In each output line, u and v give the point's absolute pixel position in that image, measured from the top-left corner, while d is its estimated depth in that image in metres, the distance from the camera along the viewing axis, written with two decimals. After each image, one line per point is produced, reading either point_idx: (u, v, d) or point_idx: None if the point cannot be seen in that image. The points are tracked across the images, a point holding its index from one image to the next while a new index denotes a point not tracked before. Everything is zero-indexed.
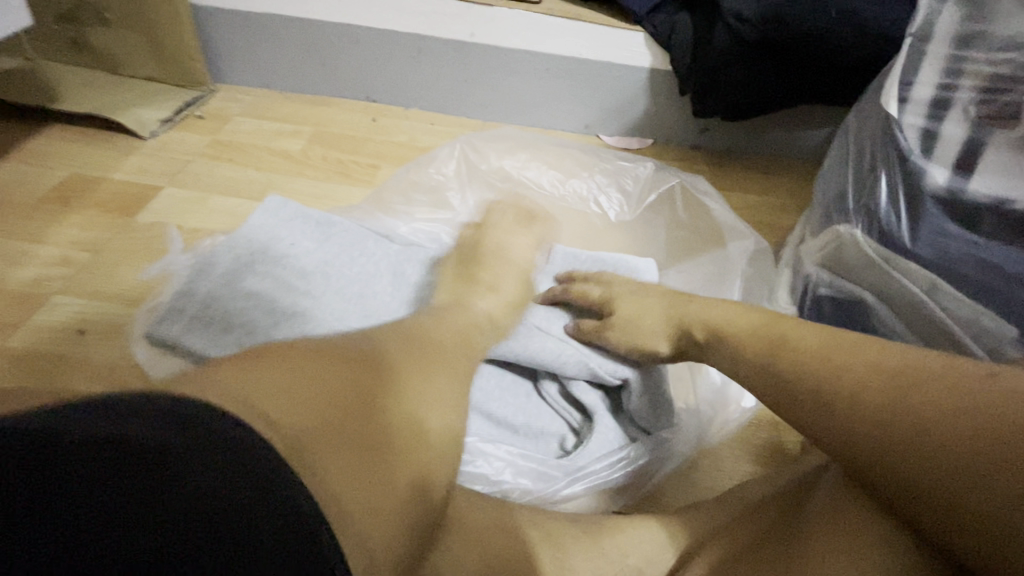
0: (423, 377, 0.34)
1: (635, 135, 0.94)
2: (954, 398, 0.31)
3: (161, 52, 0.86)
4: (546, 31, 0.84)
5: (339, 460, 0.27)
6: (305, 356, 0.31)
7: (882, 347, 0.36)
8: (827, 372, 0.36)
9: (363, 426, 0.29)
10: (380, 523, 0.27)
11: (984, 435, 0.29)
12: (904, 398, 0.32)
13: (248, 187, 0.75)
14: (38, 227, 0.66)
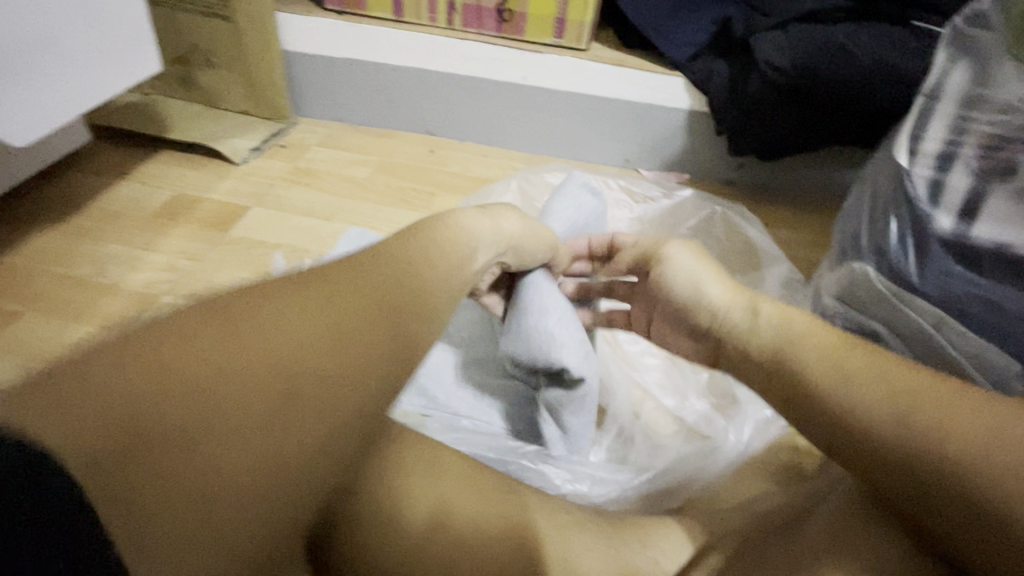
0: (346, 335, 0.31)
1: (672, 170, 1.00)
2: (935, 422, 0.32)
3: (254, 90, 0.99)
4: (591, 77, 0.92)
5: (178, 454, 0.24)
6: (204, 359, 0.26)
7: (872, 358, 0.37)
8: (813, 378, 0.38)
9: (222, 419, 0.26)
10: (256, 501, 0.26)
11: (943, 461, 0.31)
12: (889, 414, 0.34)
13: (323, 210, 0.86)
14: (152, 238, 0.78)
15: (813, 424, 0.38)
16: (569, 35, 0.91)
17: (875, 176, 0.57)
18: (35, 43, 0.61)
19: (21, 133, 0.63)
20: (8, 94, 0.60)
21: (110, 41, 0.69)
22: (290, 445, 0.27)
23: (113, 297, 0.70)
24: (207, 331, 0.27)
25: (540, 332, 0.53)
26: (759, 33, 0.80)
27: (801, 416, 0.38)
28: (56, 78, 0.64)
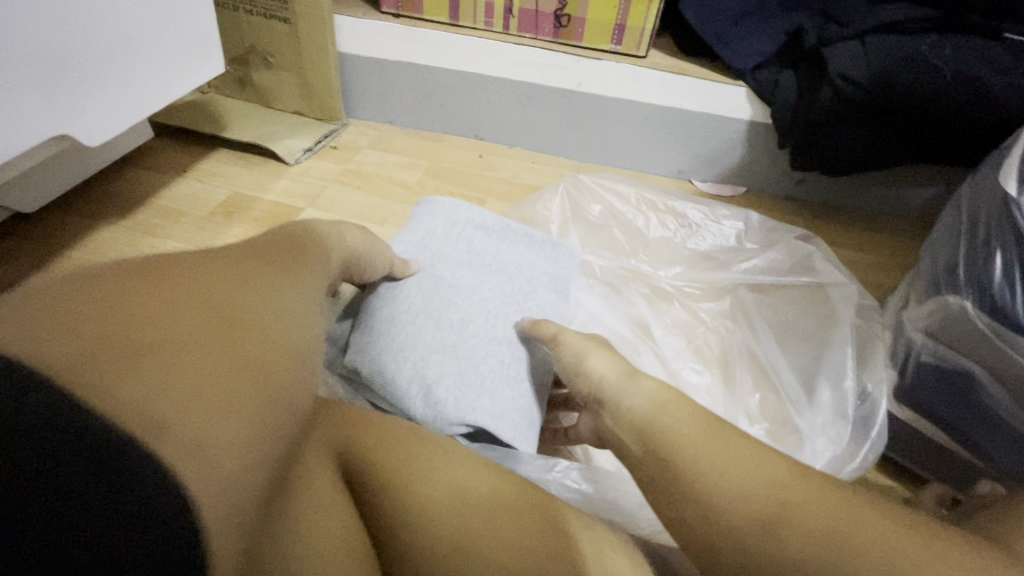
0: (289, 288, 0.32)
1: (728, 183, 0.97)
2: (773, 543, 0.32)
3: (309, 91, 1.00)
4: (649, 84, 0.90)
5: (175, 379, 0.23)
6: (142, 283, 0.25)
7: (754, 460, 0.35)
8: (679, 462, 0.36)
9: (228, 354, 0.25)
10: (259, 440, 0.25)
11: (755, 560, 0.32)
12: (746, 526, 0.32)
13: (374, 213, 0.86)
14: (210, 236, 0.79)
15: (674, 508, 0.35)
16: (628, 42, 0.88)
17: (941, 228, 0.58)
18: (110, 40, 0.60)
19: (94, 131, 0.62)
20: (83, 92, 0.60)
21: (178, 36, 0.69)
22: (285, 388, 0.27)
23: None
24: (159, 270, 0.27)
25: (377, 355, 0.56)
26: (833, 44, 0.76)
27: (674, 514, 0.35)
28: (127, 75, 0.64)
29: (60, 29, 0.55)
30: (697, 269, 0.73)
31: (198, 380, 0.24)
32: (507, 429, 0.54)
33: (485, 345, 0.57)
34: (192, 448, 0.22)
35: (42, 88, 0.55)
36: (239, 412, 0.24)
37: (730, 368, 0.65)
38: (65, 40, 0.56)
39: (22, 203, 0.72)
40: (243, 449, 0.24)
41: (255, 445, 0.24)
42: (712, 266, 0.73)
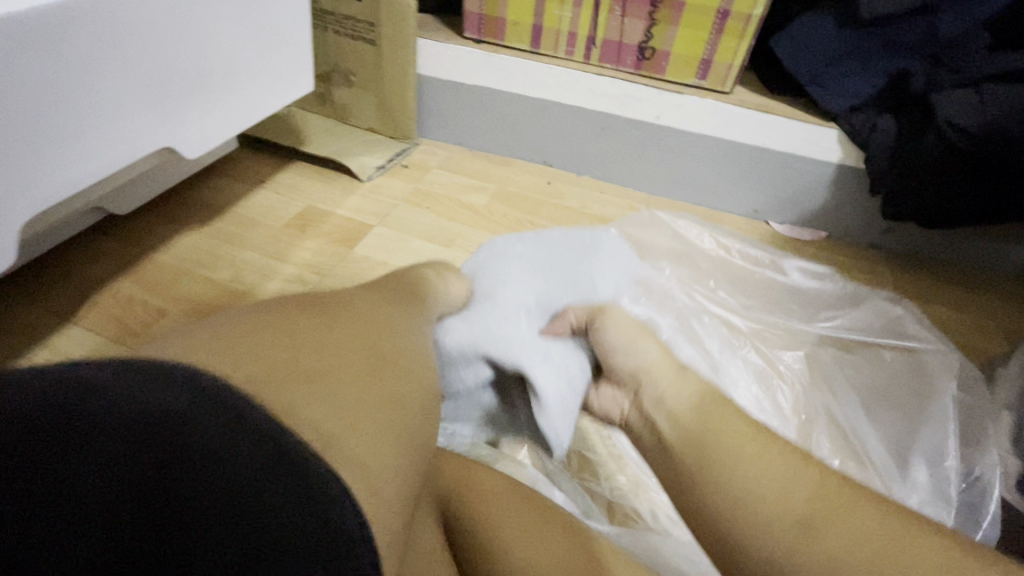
0: (400, 327, 0.38)
1: (808, 227, 0.93)
2: (784, 541, 0.34)
3: (385, 111, 1.02)
4: (733, 120, 0.86)
5: (331, 396, 0.29)
6: (300, 328, 0.32)
7: (776, 464, 0.37)
8: (694, 463, 0.39)
9: (368, 380, 0.31)
10: (392, 452, 0.29)
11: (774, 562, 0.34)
12: (755, 530, 0.35)
13: (441, 235, 0.86)
14: (284, 248, 0.81)
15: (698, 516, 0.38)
16: (713, 78, 0.86)
17: None
18: (213, 50, 0.62)
19: (185, 137, 0.64)
20: (183, 101, 0.61)
21: (274, 50, 0.71)
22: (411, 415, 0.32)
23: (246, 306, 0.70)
24: (306, 314, 0.34)
25: None
26: (942, 90, 0.71)
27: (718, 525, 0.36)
28: (224, 86, 0.66)
29: (170, 37, 0.57)
30: (779, 305, 0.69)
31: (349, 409, 0.29)
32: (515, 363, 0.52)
33: (502, 309, 0.56)
34: (359, 472, 0.26)
35: (151, 101, 0.58)
36: (381, 439, 0.29)
37: (811, 427, 0.60)
38: (173, 48, 0.57)
39: (118, 205, 0.75)
40: (390, 474, 0.28)
41: (392, 466, 0.28)
42: (795, 308, 0.69)
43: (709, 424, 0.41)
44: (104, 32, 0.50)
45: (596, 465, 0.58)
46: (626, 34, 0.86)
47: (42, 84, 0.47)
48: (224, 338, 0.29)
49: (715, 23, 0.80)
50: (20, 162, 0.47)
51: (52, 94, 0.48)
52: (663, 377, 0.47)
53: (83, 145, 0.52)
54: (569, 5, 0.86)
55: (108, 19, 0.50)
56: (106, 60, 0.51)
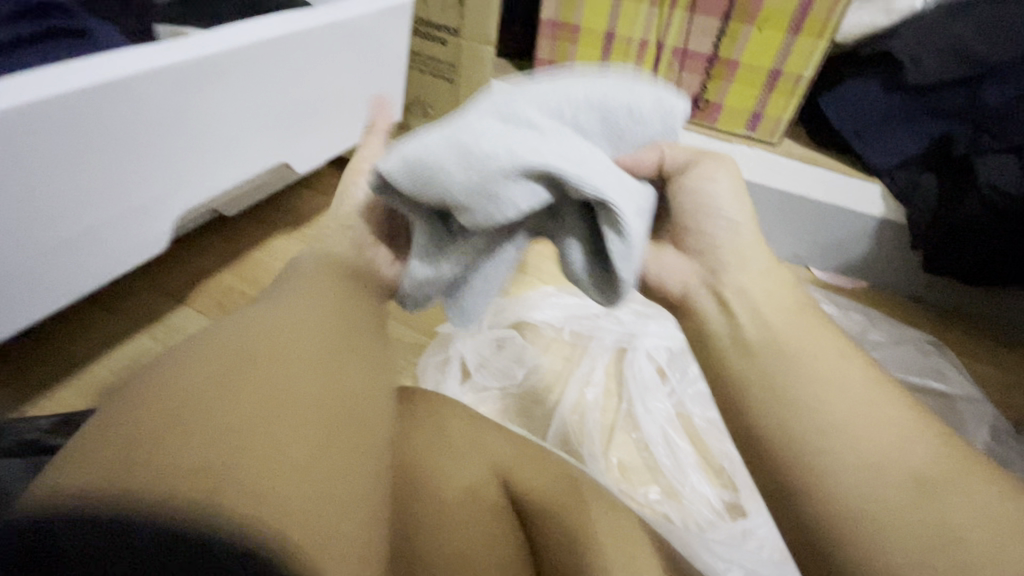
0: (312, 328, 0.39)
1: (849, 276, 0.96)
2: (878, 501, 0.33)
3: None
4: (779, 170, 0.92)
5: (226, 443, 0.31)
6: (186, 377, 0.33)
7: (883, 423, 0.36)
8: (781, 406, 0.38)
9: (277, 411, 0.33)
10: (315, 478, 0.32)
11: (858, 521, 0.33)
12: (841, 488, 0.34)
13: None
14: None
15: (771, 466, 0.37)
16: (763, 130, 0.93)
17: None
18: (321, 81, 0.72)
19: (291, 152, 0.74)
20: (297, 128, 0.73)
21: (372, 82, 0.80)
22: (330, 430, 0.35)
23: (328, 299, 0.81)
24: (196, 359, 0.35)
25: (408, 155, 0.39)
26: (985, 154, 0.74)
27: (791, 516, 0.36)
28: (330, 117, 0.77)
29: (289, 73, 0.67)
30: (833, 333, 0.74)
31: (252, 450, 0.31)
32: (600, 186, 0.37)
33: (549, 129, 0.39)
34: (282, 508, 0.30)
35: (273, 129, 0.69)
36: (309, 478, 0.32)
37: None
38: (290, 82, 0.67)
39: (229, 207, 0.86)
40: (322, 503, 0.32)
41: (320, 486, 0.32)
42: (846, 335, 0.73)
43: (814, 362, 0.39)
44: (237, 71, 0.60)
45: (633, 473, 0.63)
46: (682, 86, 0.94)
47: (185, 114, 0.58)
48: (136, 407, 0.31)
49: (766, 81, 0.87)
50: (160, 174, 0.59)
51: (191, 122, 0.59)
52: (766, 296, 0.43)
53: (208, 159, 0.64)
54: (631, 58, 0.94)
55: (241, 61, 0.60)
56: (236, 93, 0.62)
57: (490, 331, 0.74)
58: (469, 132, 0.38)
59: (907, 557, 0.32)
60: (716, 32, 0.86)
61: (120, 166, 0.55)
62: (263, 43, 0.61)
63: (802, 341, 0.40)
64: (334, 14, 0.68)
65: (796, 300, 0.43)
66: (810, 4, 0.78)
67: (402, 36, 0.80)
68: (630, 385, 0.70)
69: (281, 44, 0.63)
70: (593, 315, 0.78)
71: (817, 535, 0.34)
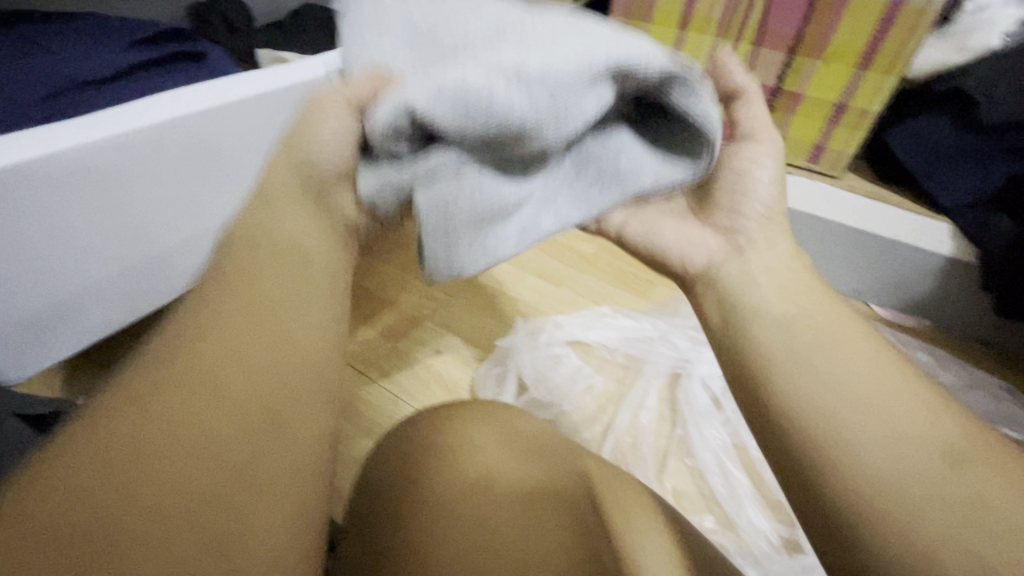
0: (244, 304, 0.34)
1: (911, 314, 0.94)
2: (904, 491, 0.31)
3: None
4: (840, 203, 0.91)
5: (147, 501, 0.27)
6: (97, 444, 0.28)
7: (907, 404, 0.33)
8: (792, 384, 0.36)
9: (213, 448, 0.30)
10: (258, 499, 0.30)
11: (882, 517, 0.30)
12: (866, 478, 0.32)
13: (553, 275, 0.94)
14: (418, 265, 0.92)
15: (795, 456, 0.34)
16: (825, 163, 0.92)
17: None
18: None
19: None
20: None
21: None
22: (279, 442, 0.31)
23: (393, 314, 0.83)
24: (110, 416, 0.29)
25: (435, 80, 0.35)
26: None
27: (812, 501, 0.33)
28: None
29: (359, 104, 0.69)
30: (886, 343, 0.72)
31: (187, 495, 0.28)
32: (664, 56, 0.36)
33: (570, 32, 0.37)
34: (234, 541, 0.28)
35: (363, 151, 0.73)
36: (252, 494, 0.30)
37: None
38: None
39: None
40: (280, 516, 0.30)
41: (276, 506, 0.30)
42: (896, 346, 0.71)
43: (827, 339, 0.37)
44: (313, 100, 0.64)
45: (686, 500, 0.64)
46: None
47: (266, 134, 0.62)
48: (36, 501, 0.26)
49: (830, 115, 0.87)
50: (210, 190, 0.62)
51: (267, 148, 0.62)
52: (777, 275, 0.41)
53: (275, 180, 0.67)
54: None
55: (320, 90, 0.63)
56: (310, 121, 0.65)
57: (549, 347, 0.76)
58: (503, 52, 0.36)
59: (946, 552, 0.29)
60: (781, 65, 0.87)
61: (183, 181, 0.59)
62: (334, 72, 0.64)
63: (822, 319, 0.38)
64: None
65: (810, 278, 0.41)
66: (881, 40, 0.78)
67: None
68: (684, 412, 0.71)
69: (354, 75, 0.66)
70: (648, 339, 0.79)
71: (839, 525, 0.32)
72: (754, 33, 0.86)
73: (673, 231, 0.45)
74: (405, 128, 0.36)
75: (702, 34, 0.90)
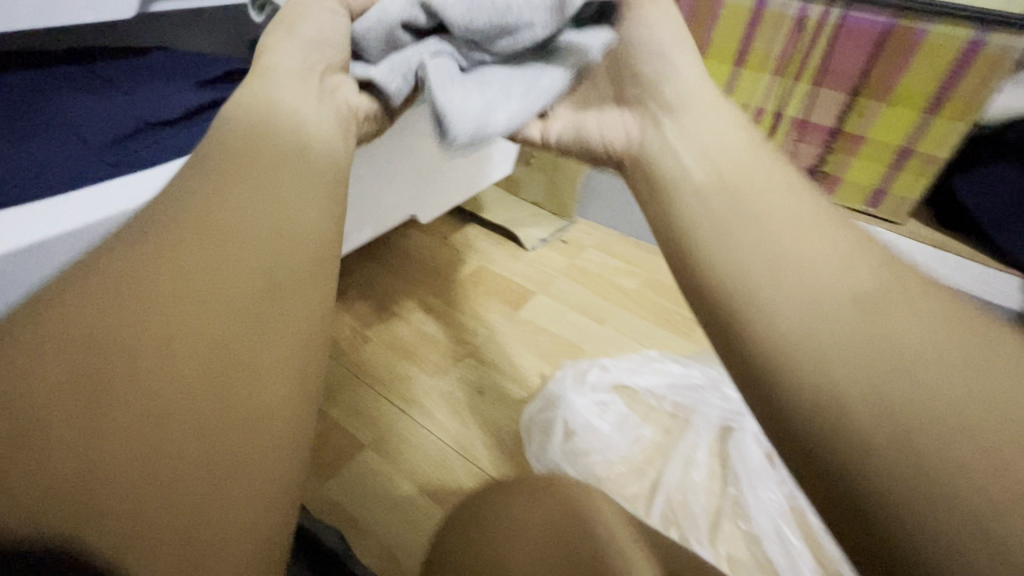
0: (219, 236, 0.29)
1: None
2: (951, 443, 0.21)
3: (553, 189, 1.11)
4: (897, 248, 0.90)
5: (106, 473, 0.21)
6: (40, 397, 0.22)
7: (912, 312, 0.25)
8: (747, 302, 0.28)
9: (186, 413, 0.24)
10: (239, 485, 0.24)
11: (925, 490, 0.20)
12: (881, 428, 0.22)
13: (595, 311, 0.92)
14: (458, 297, 0.90)
15: (775, 412, 0.25)
16: (885, 208, 0.89)
17: None
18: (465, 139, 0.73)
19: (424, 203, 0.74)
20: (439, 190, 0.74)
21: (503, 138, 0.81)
22: (262, 410, 0.26)
23: (435, 348, 0.80)
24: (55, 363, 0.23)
25: None
26: None
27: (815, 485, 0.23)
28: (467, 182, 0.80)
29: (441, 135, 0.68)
30: None
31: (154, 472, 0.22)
32: None
33: None
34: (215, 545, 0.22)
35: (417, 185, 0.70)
36: (238, 476, 0.24)
37: None
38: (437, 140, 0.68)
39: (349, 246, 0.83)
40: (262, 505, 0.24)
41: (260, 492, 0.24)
42: None
43: (780, 243, 0.29)
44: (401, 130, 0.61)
45: (742, 568, 0.60)
46: (799, 156, 0.92)
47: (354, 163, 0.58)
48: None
49: (892, 159, 0.84)
50: None
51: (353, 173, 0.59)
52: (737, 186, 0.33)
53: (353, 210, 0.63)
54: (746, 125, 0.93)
55: (405, 123, 0.61)
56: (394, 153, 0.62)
57: (596, 392, 0.74)
58: None
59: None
60: (842, 106, 0.84)
61: None
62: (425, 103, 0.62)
63: (775, 223, 0.31)
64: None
65: (772, 170, 0.34)
66: (952, 85, 0.75)
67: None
68: (737, 470, 0.67)
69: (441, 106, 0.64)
70: (698, 387, 0.76)
71: (871, 509, 0.21)
72: (814, 73, 0.84)
73: (595, 121, 0.43)
74: (417, 19, 0.41)
75: (759, 72, 0.88)
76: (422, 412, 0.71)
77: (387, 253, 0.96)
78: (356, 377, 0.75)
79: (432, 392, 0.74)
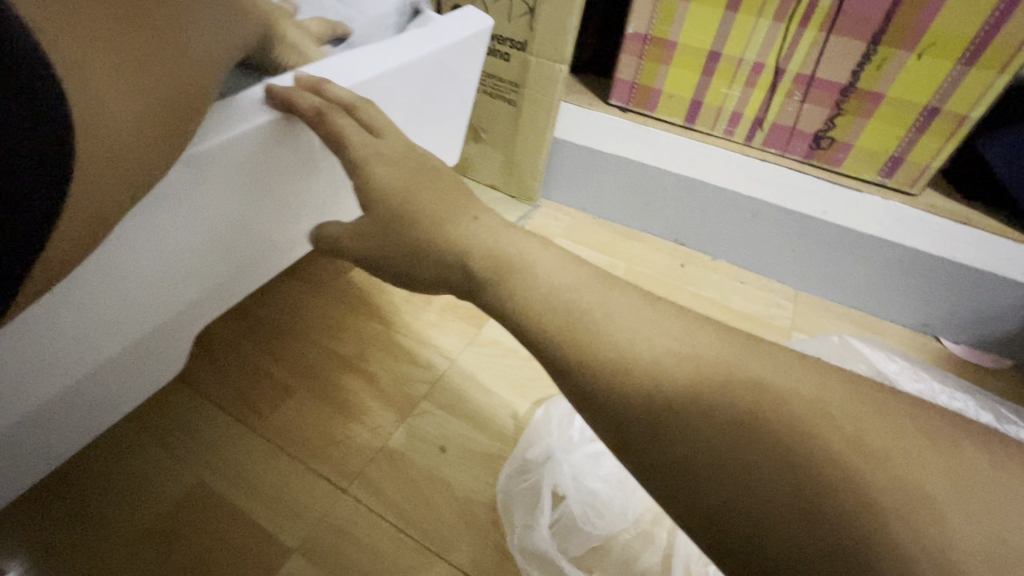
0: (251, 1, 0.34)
1: (990, 352, 0.85)
2: (766, 465, 0.26)
3: (511, 169, 0.92)
4: (919, 228, 0.78)
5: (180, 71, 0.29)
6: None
7: (692, 335, 0.31)
8: (605, 361, 0.31)
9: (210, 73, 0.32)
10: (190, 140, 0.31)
11: (738, 506, 0.26)
12: (674, 434, 0.28)
13: None
14: (407, 319, 0.72)
15: (641, 439, 0.29)
16: (901, 177, 0.76)
17: None
18: (248, 220, 0.41)
19: (214, 309, 0.46)
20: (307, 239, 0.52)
21: (330, 165, 0.46)
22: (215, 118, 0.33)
23: (378, 395, 0.63)
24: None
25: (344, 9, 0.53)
26: None
27: (678, 486, 0.28)
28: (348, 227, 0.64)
29: (192, 247, 0.37)
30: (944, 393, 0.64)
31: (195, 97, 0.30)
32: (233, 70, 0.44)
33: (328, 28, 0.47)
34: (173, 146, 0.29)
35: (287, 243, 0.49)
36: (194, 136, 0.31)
37: None
38: (184, 258, 0.37)
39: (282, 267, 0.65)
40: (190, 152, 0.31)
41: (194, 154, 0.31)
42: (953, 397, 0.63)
43: (610, 302, 0.33)
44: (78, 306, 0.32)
45: None
46: (801, 121, 0.76)
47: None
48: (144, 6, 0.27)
49: (916, 121, 0.71)
50: None
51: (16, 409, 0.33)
52: (564, 282, 0.34)
53: (83, 396, 0.39)
54: (739, 84, 0.76)
55: (257, 194, 0.40)
56: (192, 264, 0.39)
57: (587, 441, 0.59)
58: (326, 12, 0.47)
59: (794, 518, 0.25)
60: (859, 58, 0.68)
61: None
62: (98, 252, 0.31)
63: (588, 300, 0.33)
64: (226, 123, 0.35)
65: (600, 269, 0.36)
66: (996, 29, 0.62)
67: (465, 74, 0.56)
68: None
69: (145, 226, 0.33)
70: None
71: (708, 502, 0.27)
72: (826, 15, 0.67)
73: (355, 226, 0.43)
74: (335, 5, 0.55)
75: (756, 16, 0.70)
76: (368, 488, 0.55)
77: (306, 265, 0.76)
78: (274, 450, 0.57)
79: (379, 459, 0.58)
